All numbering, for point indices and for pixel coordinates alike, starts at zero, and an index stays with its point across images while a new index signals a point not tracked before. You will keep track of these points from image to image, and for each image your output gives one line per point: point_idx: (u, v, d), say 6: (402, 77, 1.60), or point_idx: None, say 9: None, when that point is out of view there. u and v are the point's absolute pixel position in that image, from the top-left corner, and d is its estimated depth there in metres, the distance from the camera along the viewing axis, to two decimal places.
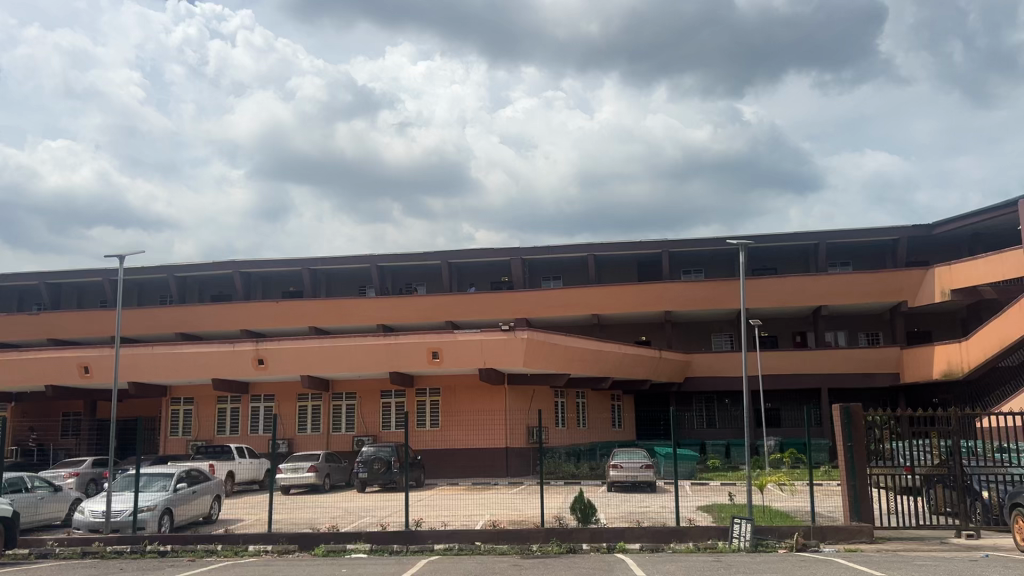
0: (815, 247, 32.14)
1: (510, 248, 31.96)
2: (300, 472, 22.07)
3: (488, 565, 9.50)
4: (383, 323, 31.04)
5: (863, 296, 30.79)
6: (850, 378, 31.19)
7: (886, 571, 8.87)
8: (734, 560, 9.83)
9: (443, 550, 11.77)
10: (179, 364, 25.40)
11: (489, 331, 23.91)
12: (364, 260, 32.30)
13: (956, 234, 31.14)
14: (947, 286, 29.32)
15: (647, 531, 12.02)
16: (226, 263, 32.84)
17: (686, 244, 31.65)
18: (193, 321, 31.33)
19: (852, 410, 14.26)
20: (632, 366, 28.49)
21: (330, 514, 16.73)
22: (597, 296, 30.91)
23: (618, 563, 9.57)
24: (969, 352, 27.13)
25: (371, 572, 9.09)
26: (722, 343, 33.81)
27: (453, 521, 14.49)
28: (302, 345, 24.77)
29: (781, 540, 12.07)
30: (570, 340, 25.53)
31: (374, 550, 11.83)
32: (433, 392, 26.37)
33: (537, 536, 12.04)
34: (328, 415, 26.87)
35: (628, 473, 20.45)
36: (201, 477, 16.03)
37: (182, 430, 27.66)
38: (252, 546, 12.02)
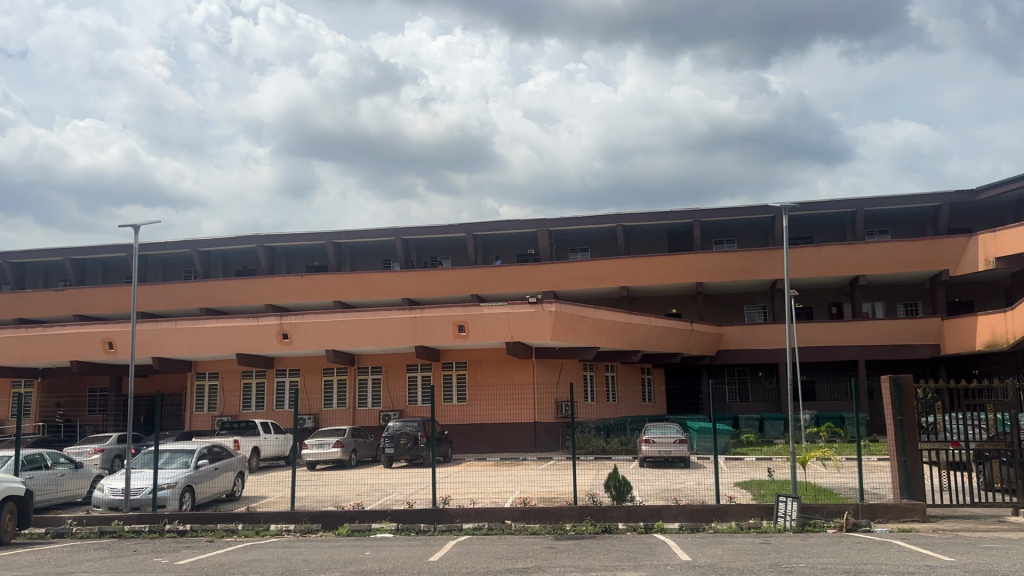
0: (852, 215, 31.08)
1: (537, 220, 31.21)
2: (325, 447, 21.67)
3: (522, 547, 8.84)
4: (408, 297, 30.53)
5: (903, 265, 29.72)
6: (889, 350, 30.25)
7: (955, 554, 8.10)
8: (785, 542, 9.09)
9: (472, 530, 11.24)
10: (202, 339, 25.08)
11: (516, 303, 23.33)
12: (389, 234, 31.74)
13: (1001, 200, 29.89)
14: (991, 253, 28.20)
15: (685, 509, 11.41)
16: (250, 237, 32.45)
17: (718, 213, 30.70)
18: (217, 295, 31.04)
19: (902, 382, 13.50)
20: (663, 339, 27.81)
21: (356, 491, 16.27)
22: (626, 268, 30.16)
23: (660, 545, 8.90)
24: (1015, 322, 26.10)
25: (397, 554, 8.47)
26: (754, 315, 32.97)
27: (482, 498, 13.96)
28: (326, 319, 24.32)
29: (830, 519, 11.38)
30: (600, 312, 24.88)
31: (400, 530, 11.33)
32: (460, 366, 25.90)
33: (569, 515, 11.45)
34: (354, 390, 26.50)
35: (662, 448, 19.84)
36: (223, 454, 15.63)
37: (208, 406, 27.40)
38: (273, 526, 11.57)
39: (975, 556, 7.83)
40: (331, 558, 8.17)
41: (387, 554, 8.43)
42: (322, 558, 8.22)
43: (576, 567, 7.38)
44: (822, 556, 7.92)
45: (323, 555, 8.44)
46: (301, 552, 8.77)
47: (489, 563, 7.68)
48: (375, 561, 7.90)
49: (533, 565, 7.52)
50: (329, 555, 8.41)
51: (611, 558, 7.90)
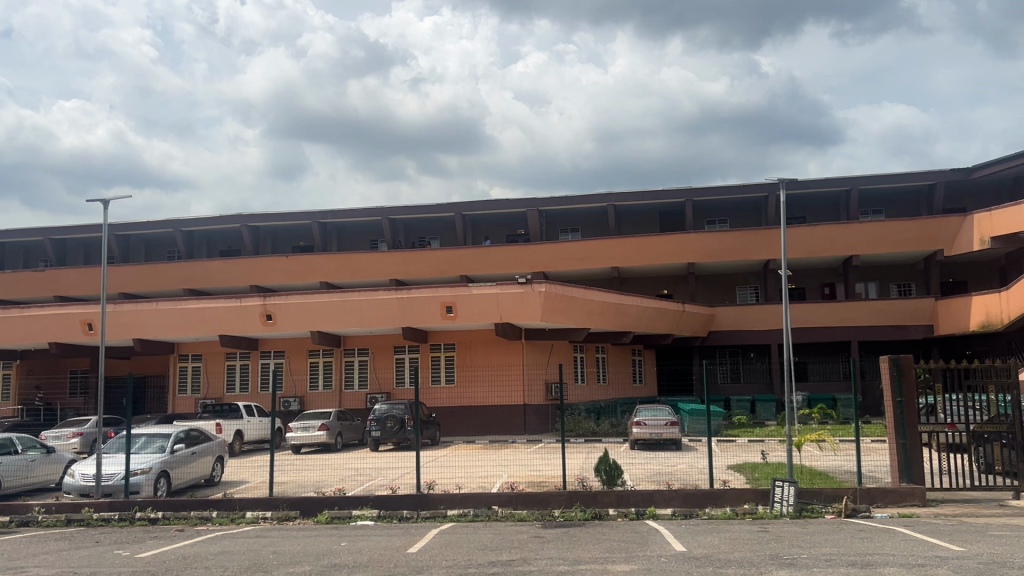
0: (846, 194, 30.65)
1: (527, 199, 30.65)
2: (310, 431, 21.17)
3: (507, 537, 8.36)
4: (395, 278, 29.97)
5: (897, 245, 29.35)
6: (882, 331, 29.92)
7: (962, 543, 7.65)
8: (783, 531, 8.64)
9: (457, 517, 10.79)
10: (184, 320, 24.51)
11: (505, 284, 22.84)
12: (375, 213, 31.12)
13: (996, 178, 29.46)
14: (986, 233, 27.83)
15: (678, 494, 10.98)
16: (234, 216, 31.80)
17: (710, 192, 30.20)
18: (201, 276, 30.39)
19: (901, 363, 13.04)
20: (655, 320, 27.37)
21: (340, 475, 15.83)
22: (617, 248, 29.68)
23: (652, 534, 8.42)
24: (1010, 302, 25.80)
25: (375, 545, 7.96)
26: (746, 296, 32.60)
27: (469, 483, 13.51)
28: (311, 300, 23.76)
29: (828, 504, 10.97)
30: (590, 293, 24.41)
31: (381, 517, 10.88)
32: (448, 348, 25.46)
33: (558, 501, 11.01)
34: (340, 372, 26.01)
35: (653, 430, 19.43)
36: (202, 438, 15.13)
37: (191, 388, 26.84)
38: (249, 513, 11.08)
39: (986, 546, 7.35)
40: (306, 550, 7.66)
41: (365, 545, 7.93)
42: (295, 549, 7.71)
43: (564, 560, 6.90)
44: (824, 546, 7.45)
45: (296, 546, 7.92)
46: (274, 543, 8.27)
47: (471, 555, 7.18)
48: (350, 553, 7.40)
49: (517, 558, 7.02)
50: (302, 546, 7.90)
51: (601, 548, 7.43)
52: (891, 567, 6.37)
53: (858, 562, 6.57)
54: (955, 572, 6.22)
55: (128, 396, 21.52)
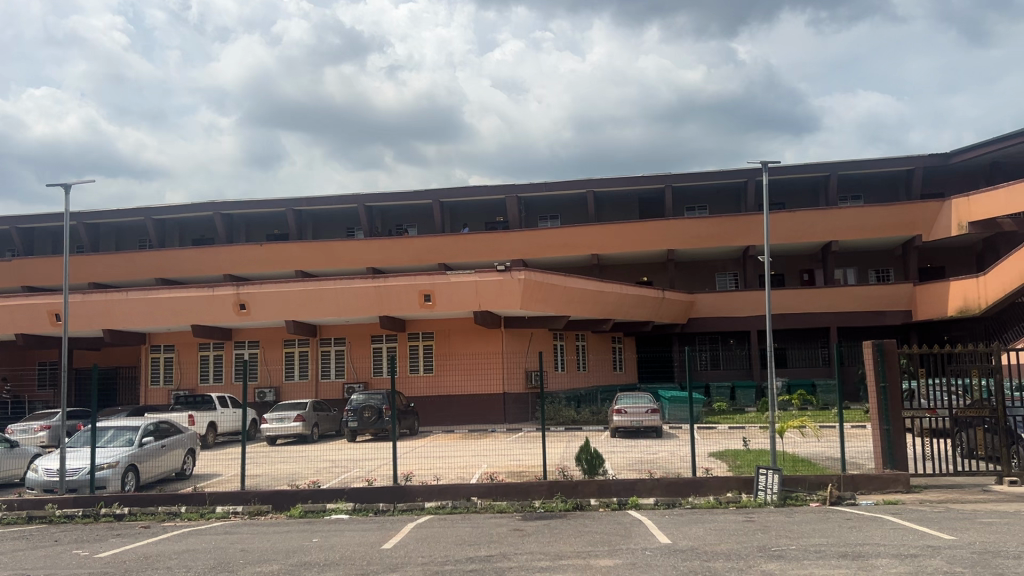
0: (825, 179, 30.57)
1: (505, 186, 30.27)
2: (286, 422, 20.78)
3: (486, 531, 8.06)
4: (372, 267, 29.52)
5: (876, 230, 29.32)
6: (860, 316, 29.93)
7: (953, 531, 7.43)
8: (770, 521, 8.41)
9: (435, 509, 10.50)
10: (156, 310, 23.97)
11: (484, 271, 22.51)
12: (351, 200, 30.62)
13: (974, 164, 29.47)
14: (964, 218, 27.84)
15: (660, 482, 10.75)
16: (206, 204, 31.19)
17: (690, 178, 29.99)
18: (172, 265, 29.77)
19: (885, 347, 12.84)
20: (635, 307, 27.16)
21: (316, 467, 15.49)
22: (596, 235, 29.44)
23: (636, 525, 8.15)
24: (988, 288, 25.87)
25: (349, 541, 7.65)
26: (726, 283, 32.50)
27: (447, 474, 13.21)
28: (285, 289, 23.31)
29: (812, 492, 10.79)
30: (570, 280, 24.13)
31: (356, 511, 10.57)
32: (426, 336, 25.12)
33: (539, 491, 10.74)
34: (316, 362, 25.60)
35: (634, 418, 19.22)
36: (172, 430, 14.74)
37: (164, 379, 26.32)
38: (220, 507, 10.73)
39: (978, 534, 7.12)
40: (275, 547, 7.33)
41: (337, 541, 7.60)
42: (264, 546, 7.37)
43: (545, 555, 6.62)
44: (813, 536, 7.22)
45: (265, 543, 7.58)
46: (242, 540, 7.92)
47: (448, 551, 6.87)
48: (321, 551, 7.07)
49: (496, 553, 6.73)
50: (271, 543, 7.56)
51: (583, 542, 7.16)
52: (883, 558, 6.13)
53: (849, 554, 6.32)
54: (950, 563, 5.97)
55: (94, 381, 20.51)
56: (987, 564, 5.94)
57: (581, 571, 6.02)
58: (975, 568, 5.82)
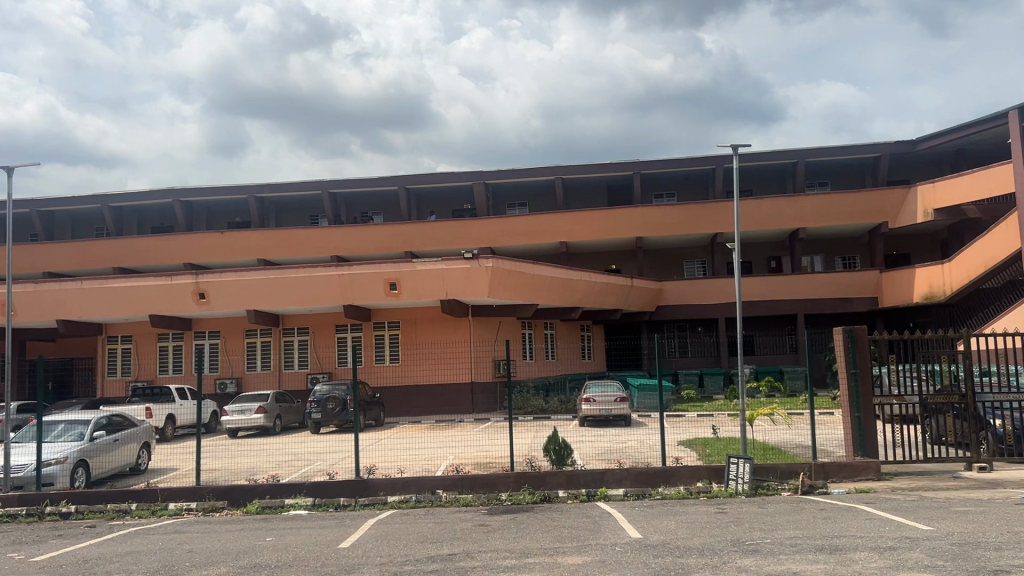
0: (793, 166, 30.55)
1: (473, 172, 29.84)
2: (247, 414, 20.24)
3: (449, 527, 7.71)
4: (337, 255, 28.96)
5: (843, 218, 29.37)
6: (827, 303, 30.02)
7: (929, 521, 7.23)
8: (742, 512, 8.16)
9: (398, 503, 10.13)
10: (112, 299, 23.26)
11: (450, 259, 22.11)
12: (314, 187, 29.98)
13: (939, 151, 29.61)
14: (929, 205, 27.97)
15: (629, 473, 10.49)
16: (165, 191, 30.38)
17: (658, 165, 29.77)
18: (130, 253, 28.96)
19: (856, 334, 12.67)
20: (603, 295, 26.94)
21: (276, 461, 15.04)
22: (564, 222, 29.17)
23: (605, 519, 7.86)
24: (953, 274, 26.03)
25: (305, 539, 7.26)
26: (694, 270, 32.43)
27: (412, 467, 12.84)
28: (246, 278, 22.71)
29: (784, 481, 10.59)
30: (538, 268, 23.82)
31: (316, 506, 10.17)
32: (392, 326, 24.70)
33: (506, 483, 10.42)
34: (279, 352, 25.06)
35: (602, 406, 19.01)
36: (126, 423, 14.20)
37: (121, 371, 25.61)
38: (172, 504, 10.27)
39: (956, 524, 6.91)
40: (225, 548, 6.92)
41: (292, 540, 7.21)
42: (213, 547, 6.96)
43: (511, 552, 6.29)
44: (787, 528, 6.97)
45: (215, 543, 7.17)
46: (192, 539, 7.50)
47: (408, 550, 6.52)
48: (273, 551, 6.68)
49: (459, 551, 6.39)
50: (221, 544, 7.15)
51: (549, 538, 6.84)
52: (862, 551, 5.88)
53: (827, 547, 6.06)
54: (930, 556, 5.72)
55: (39, 373, 18.29)
56: (969, 555, 5.72)
57: (548, 570, 5.69)
58: (957, 560, 5.59)
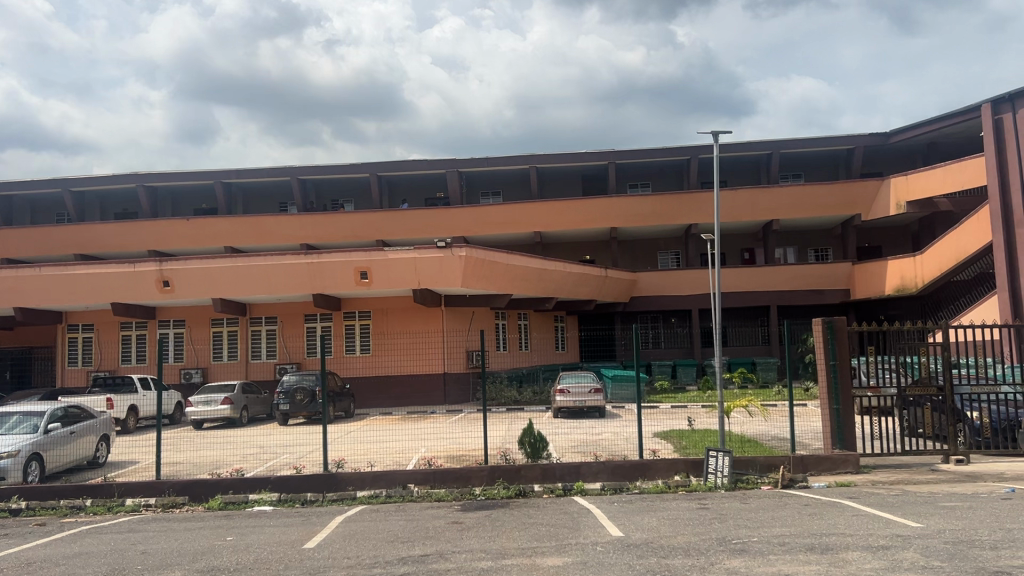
0: (767, 158, 30.48)
1: (446, 160, 29.39)
2: (213, 405, 19.68)
3: (422, 525, 7.36)
4: (306, 243, 28.37)
5: (816, 210, 29.36)
6: (800, 295, 30.02)
7: (919, 517, 6.99)
8: (725, 508, 7.89)
9: (367, 498, 9.76)
10: (72, 286, 22.53)
11: (423, 248, 21.70)
12: (283, 173, 29.34)
13: (912, 144, 29.66)
14: (902, 198, 28.02)
15: (606, 466, 10.20)
16: (129, 176, 29.57)
17: (633, 155, 29.51)
18: (92, 239, 28.15)
19: (835, 325, 12.46)
20: (577, 286, 26.68)
21: (241, 454, 14.60)
22: (538, 212, 28.85)
23: (584, 516, 7.54)
24: (925, 266, 26.10)
25: (268, 539, 6.87)
26: (668, 261, 32.29)
27: (382, 460, 12.46)
28: (212, 266, 22.10)
29: (764, 475, 10.36)
30: (512, 258, 23.48)
31: (282, 502, 9.75)
32: (363, 316, 24.25)
33: (480, 477, 10.09)
34: (246, 342, 24.51)
35: (577, 398, 18.75)
36: (83, 415, 13.65)
37: (82, 361, 24.89)
38: (130, 500, 9.81)
39: (946, 521, 6.69)
40: (182, 548, 6.52)
41: (254, 540, 6.83)
42: (168, 547, 6.55)
43: (486, 553, 5.95)
44: (774, 526, 6.72)
45: (171, 543, 6.76)
46: (147, 539, 7.08)
47: (377, 551, 6.16)
48: (234, 552, 6.29)
49: (432, 552, 6.05)
50: (178, 544, 6.74)
51: (527, 537, 6.51)
52: (854, 551, 5.62)
53: (817, 547, 5.79)
54: (925, 556, 5.46)
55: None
56: (965, 555, 5.48)
57: (526, 572, 5.37)
58: (954, 561, 5.34)
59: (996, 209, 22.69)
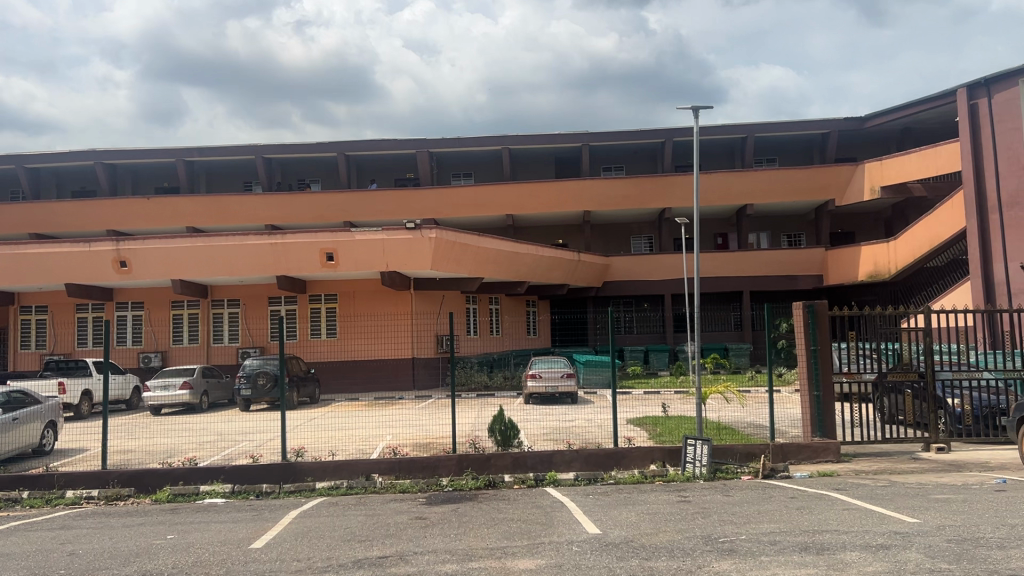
0: (742, 141, 30.10)
1: (416, 140, 28.65)
2: (171, 390, 18.92)
3: (383, 521, 6.80)
4: (271, 224, 27.51)
5: (791, 195, 29.08)
6: (773, 281, 29.77)
7: (917, 512, 6.54)
8: (708, 501, 7.40)
9: (327, 490, 9.16)
10: (24, 265, 21.55)
11: (391, 229, 21.04)
12: (247, 151, 28.45)
13: (887, 128, 29.45)
14: (877, 183, 27.80)
15: (579, 455, 9.72)
16: (86, 152, 28.49)
17: (606, 137, 28.98)
18: (47, 218, 27.09)
19: (816, 309, 12.01)
20: (549, 270, 26.13)
21: (198, 441, 13.94)
22: (510, 194, 28.27)
23: (557, 511, 7.01)
24: (898, 252, 25.92)
25: (211, 537, 6.26)
26: (641, 246, 31.90)
27: (345, 448, 11.88)
28: (171, 246, 21.22)
29: (743, 465, 9.91)
30: (484, 241, 22.89)
31: (236, 494, 9.09)
32: (329, 299, 23.55)
33: (447, 467, 9.55)
34: (207, 325, 23.71)
35: (548, 383, 18.28)
36: (28, 401, 12.90)
37: (35, 344, 23.93)
38: (71, 492, 9.12)
39: (944, 516, 6.26)
40: (115, 549, 5.89)
41: (195, 538, 6.23)
42: (99, 548, 5.90)
43: (451, 555, 5.41)
44: (762, 522, 6.25)
45: (103, 543, 6.12)
46: (78, 537, 6.43)
47: (331, 552, 5.59)
48: (172, 553, 5.69)
49: (392, 554, 5.48)
50: (112, 544, 6.11)
51: (496, 535, 5.99)
52: (851, 551, 5.15)
53: (811, 547, 5.32)
54: (931, 557, 5.02)
55: None
56: (972, 557, 5.04)
57: None
58: (961, 563, 4.89)
59: (970, 194, 22.47)
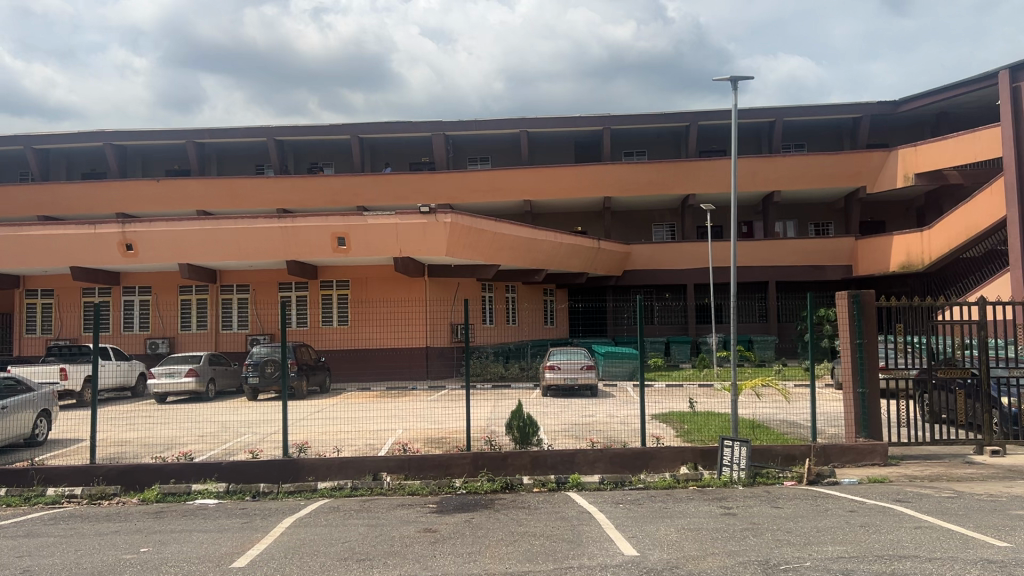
0: (769, 125, 29.03)
1: (431, 122, 27.79)
2: (177, 377, 18.22)
3: (388, 533, 5.98)
4: (283, 208, 26.75)
5: (820, 181, 28.00)
6: (799, 271, 28.76)
7: (1006, 533, 5.64)
8: (757, 514, 6.52)
9: (330, 491, 8.35)
10: (28, 247, 20.89)
11: (405, 213, 20.25)
12: (259, 133, 27.66)
13: (922, 113, 28.27)
14: (910, 170, 26.67)
15: (605, 455, 8.87)
16: (95, 133, 27.82)
17: (629, 120, 27.98)
18: (53, 200, 26.46)
19: (863, 300, 11.06)
20: (568, 257, 25.25)
21: (199, 433, 13.18)
22: (529, 179, 27.38)
23: (586, 524, 6.16)
24: (932, 243, 24.74)
25: (190, 552, 5.46)
26: (662, 234, 30.94)
27: (352, 444, 11.09)
28: (178, 228, 20.49)
29: (787, 469, 8.97)
30: (501, 227, 22.02)
31: (231, 494, 8.32)
32: (342, 285, 22.80)
33: (461, 467, 8.74)
34: (216, 310, 23.04)
35: (568, 375, 17.47)
36: (21, 387, 12.17)
37: (41, 328, 23.34)
38: (52, 489, 8.38)
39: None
40: (75, 566, 5.10)
41: (172, 553, 5.43)
42: (57, 564, 5.12)
43: None
44: (827, 544, 5.37)
45: (63, 557, 5.32)
46: (39, 548, 5.65)
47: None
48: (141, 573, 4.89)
49: None
50: (72, 558, 5.32)
51: (518, 555, 5.17)
52: None
53: None
54: None
55: None
56: None
57: None
58: None
59: (1011, 182, 21.36)
